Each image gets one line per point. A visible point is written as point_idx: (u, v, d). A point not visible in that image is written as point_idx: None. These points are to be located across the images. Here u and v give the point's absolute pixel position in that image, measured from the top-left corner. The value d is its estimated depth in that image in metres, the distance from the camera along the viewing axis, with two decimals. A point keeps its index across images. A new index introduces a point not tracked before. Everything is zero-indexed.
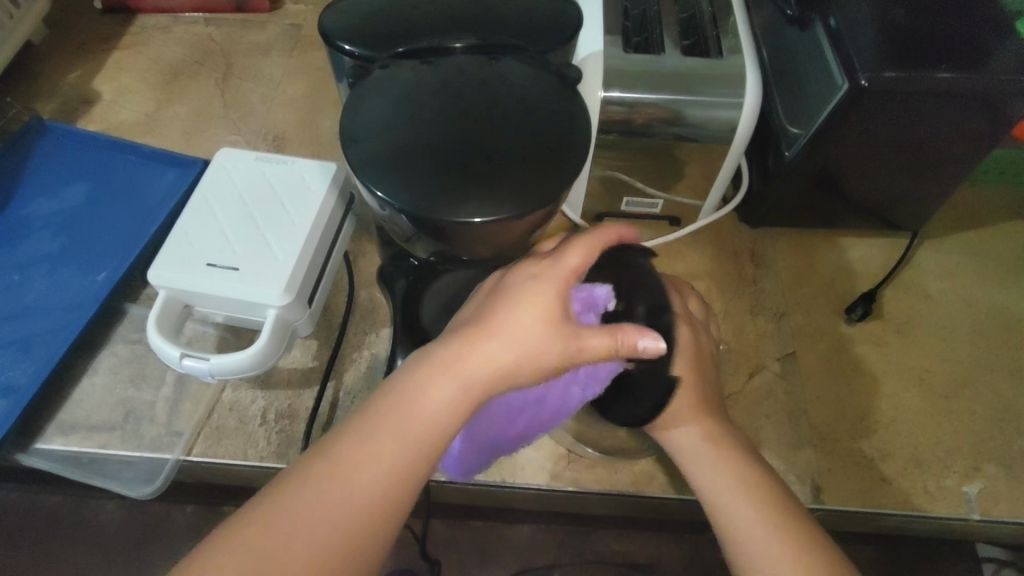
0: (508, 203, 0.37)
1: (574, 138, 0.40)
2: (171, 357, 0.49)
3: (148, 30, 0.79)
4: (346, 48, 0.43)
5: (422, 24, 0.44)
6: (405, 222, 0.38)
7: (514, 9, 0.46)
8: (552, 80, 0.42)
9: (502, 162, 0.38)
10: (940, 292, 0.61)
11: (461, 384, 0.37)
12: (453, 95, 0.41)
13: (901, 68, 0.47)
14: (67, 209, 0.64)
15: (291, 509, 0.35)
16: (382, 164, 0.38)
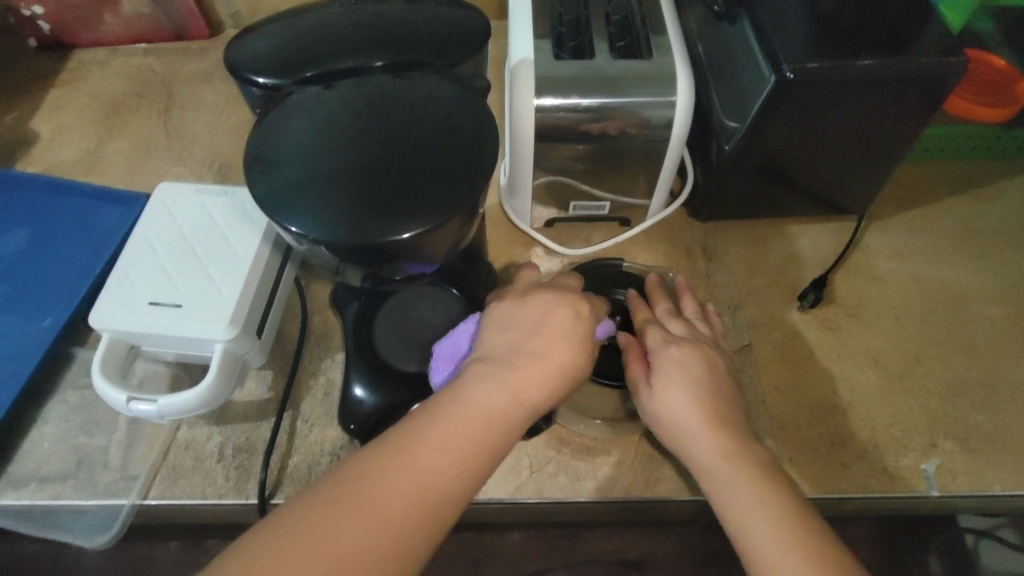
0: (432, 220, 0.36)
1: (497, 150, 0.40)
2: (118, 402, 0.48)
3: (85, 65, 0.78)
4: (257, 79, 0.43)
5: (338, 47, 0.44)
6: (324, 250, 0.38)
7: (435, 24, 0.46)
8: (475, 95, 0.42)
9: (426, 178, 0.38)
10: (889, 273, 0.62)
11: (539, 363, 0.42)
12: (375, 117, 0.40)
13: (825, 59, 0.48)
14: (9, 254, 0.63)
15: (428, 460, 0.37)
16: (298, 190, 0.37)
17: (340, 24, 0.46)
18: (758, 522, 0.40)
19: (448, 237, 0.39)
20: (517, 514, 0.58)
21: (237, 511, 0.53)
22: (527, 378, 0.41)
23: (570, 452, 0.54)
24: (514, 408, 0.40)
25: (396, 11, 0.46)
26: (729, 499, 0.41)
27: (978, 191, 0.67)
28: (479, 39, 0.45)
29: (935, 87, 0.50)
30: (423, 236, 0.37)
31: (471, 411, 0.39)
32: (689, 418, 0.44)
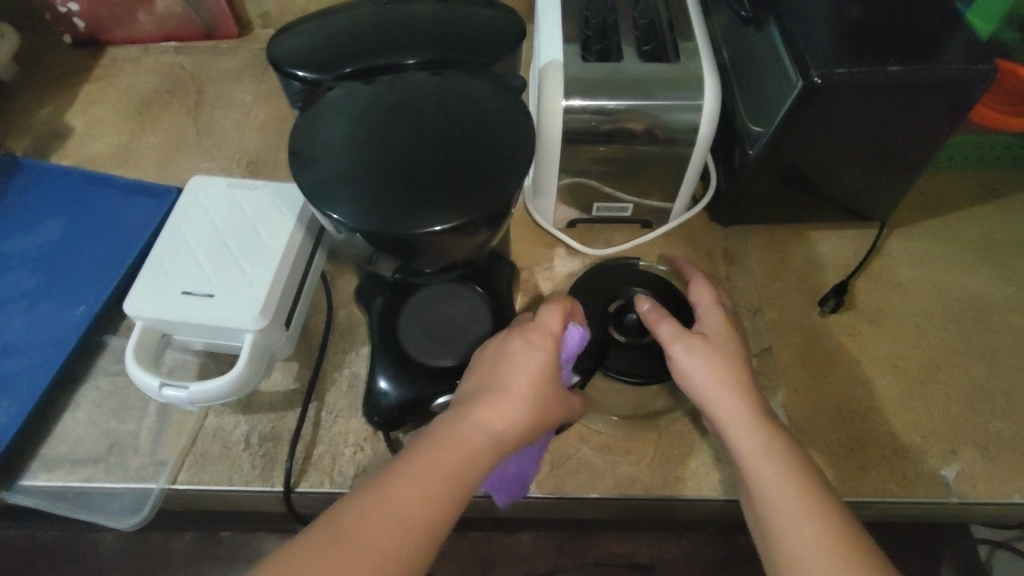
0: (465, 214, 0.37)
1: (530, 147, 0.41)
2: (151, 388, 0.50)
3: (119, 62, 0.79)
4: (297, 74, 0.44)
5: (376, 45, 0.45)
6: (360, 240, 0.39)
7: (469, 25, 0.47)
8: (508, 93, 0.43)
9: (461, 173, 0.39)
10: (910, 279, 0.62)
11: (513, 394, 0.43)
12: (411, 113, 0.41)
13: (853, 65, 0.48)
14: (45, 243, 0.65)
15: (409, 496, 0.39)
16: (337, 183, 0.38)
17: (378, 24, 0.47)
18: (779, 489, 0.42)
19: (480, 234, 0.40)
20: (535, 510, 0.58)
21: (262, 499, 0.54)
22: (508, 406, 0.43)
23: (590, 449, 0.55)
24: (489, 437, 0.42)
25: (431, 11, 0.48)
26: (761, 453, 0.43)
27: (1002, 201, 0.67)
28: (509, 40, 0.46)
29: (961, 95, 0.50)
30: (456, 229, 0.37)
31: (447, 452, 0.41)
32: (720, 386, 0.46)
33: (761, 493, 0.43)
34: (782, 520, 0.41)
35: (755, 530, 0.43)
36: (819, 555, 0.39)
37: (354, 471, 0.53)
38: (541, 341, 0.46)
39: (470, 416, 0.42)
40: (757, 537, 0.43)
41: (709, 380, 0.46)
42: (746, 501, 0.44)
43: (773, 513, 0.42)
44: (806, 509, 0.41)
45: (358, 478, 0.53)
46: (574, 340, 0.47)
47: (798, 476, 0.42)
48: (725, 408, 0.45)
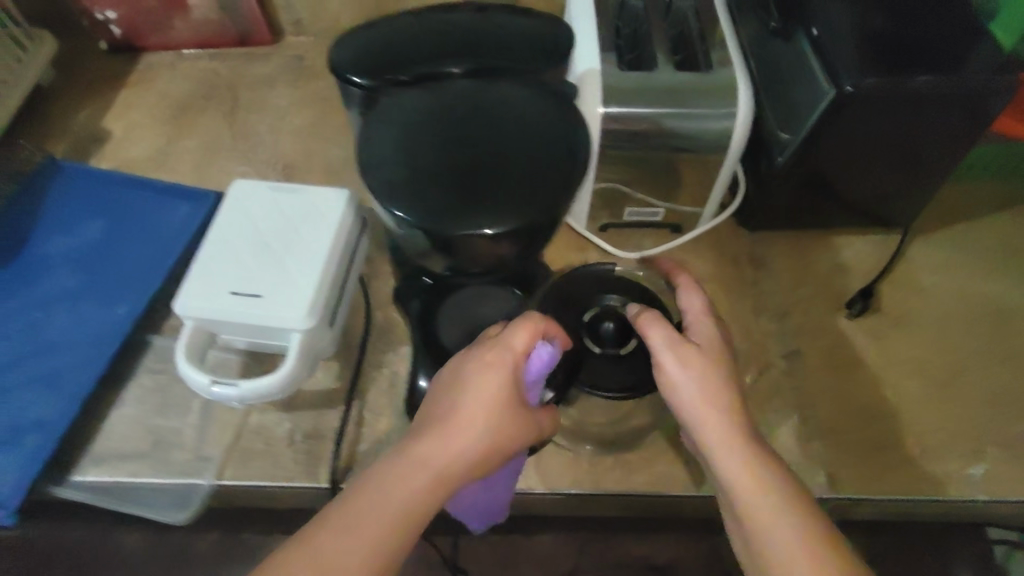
0: (523, 218, 0.39)
1: (582, 156, 0.43)
2: (201, 385, 0.51)
3: (154, 67, 0.81)
4: (355, 80, 0.46)
5: (429, 54, 0.47)
6: (421, 239, 0.40)
7: (516, 38, 0.49)
8: (559, 103, 0.45)
9: (517, 179, 0.41)
10: (933, 284, 0.64)
11: (462, 426, 0.43)
12: (465, 122, 0.43)
13: (883, 74, 0.50)
14: (86, 244, 0.66)
15: (346, 539, 0.39)
16: (401, 185, 0.40)
17: (429, 33, 0.48)
18: (767, 513, 0.42)
19: (529, 242, 0.41)
20: (568, 506, 0.60)
21: (305, 495, 0.55)
22: (456, 439, 0.43)
23: (624, 447, 0.56)
24: (433, 473, 0.42)
25: (481, 21, 0.49)
26: (747, 481, 0.43)
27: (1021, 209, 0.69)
28: (555, 51, 0.48)
29: (984, 105, 0.52)
30: (508, 234, 0.39)
31: (392, 493, 0.41)
32: (704, 405, 0.45)
33: (748, 517, 0.43)
34: (772, 545, 0.41)
35: (743, 552, 0.43)
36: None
37: None
38: (499, 366, 0.44)
39: (415, 452, 0.42)
40: (745, 560, 0.43)
41: (694, 399, 0.45)
42: (733, 523, 0.44)
43: (762, 537, 0.42)
44: (794, 535, 0.41)
45: None
46: (540, 360, 0.46)
47: (784, 500, 0.42)
48: (710, 429, 0.45)
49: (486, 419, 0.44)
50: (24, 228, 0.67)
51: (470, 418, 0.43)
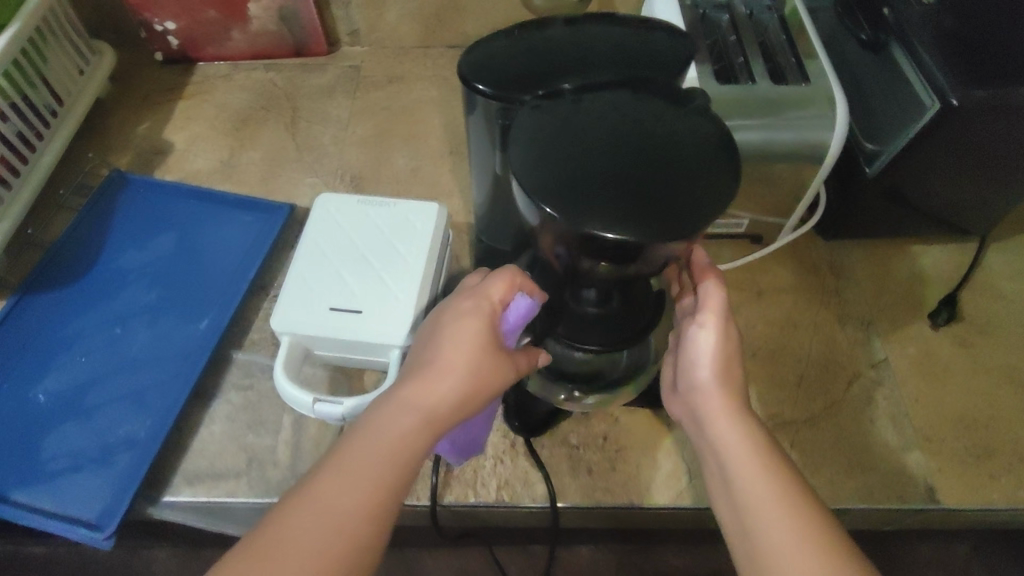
0: (653, 225, 0.34)
1: (729, 170, 0.37)
2: (304, 403, 0.50)
3: (210, 78, 0.80)
4: (480, 88, 0.45)
5: (558, 62, 0.45)
6: (554, 236, 0.37)
7: (643, 50, 0.46)
8: (711, 118, 0.40)
9: (661, 180, 0.36)
10: (1014, 292, 0.64)
11: (445, 372, 0.41)
12: (602, 122, 0.39)
13: (990, 86, 0.49)
14: (159, 259, 0.65)
15: (334, 492, 0.37)
16: (544, 176, 0.36)
17: (558, 44, 0.46)
18: (756, 473, 0.40)
19: (654, 258, 0.36)
20: (659, 520, 0.59)
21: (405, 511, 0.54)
22: (438, 386, 0.40)
23: None
24: (416, 420, 0.40)
25: (613, 32, 0.47)
26: (742, 450, 0.42)
27: None
28: (683, 61, 0.45)
29: None
30: (633, 244, 0.34)
31: (378, 441, 0.39)
32: (710, 370, 0.45)
33: (739, 476, 0.41)
34: (759, 505, 0.39)
35: (726, 513, 0.42)
36: (792, 540, 0.38)
37: (498, 483, 0.54)
38: (476, 314, 0.42)
39: (394, 399, 0.40)
40: (729, 522, 0.41)
41: (705, 362, 0.45)
42: (718, 484, 0.43)
43: (748, 497, 0.40)
44: (782, 497, 0.39)
45: (503, 490, 0.54)
46: (517, 312, 0.42)
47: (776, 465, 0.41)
48: (714, 391, 0.44)
49: (467, 366, 0.41)
50: (95, 242, 0.66)
51: (450, 365, 0.41)
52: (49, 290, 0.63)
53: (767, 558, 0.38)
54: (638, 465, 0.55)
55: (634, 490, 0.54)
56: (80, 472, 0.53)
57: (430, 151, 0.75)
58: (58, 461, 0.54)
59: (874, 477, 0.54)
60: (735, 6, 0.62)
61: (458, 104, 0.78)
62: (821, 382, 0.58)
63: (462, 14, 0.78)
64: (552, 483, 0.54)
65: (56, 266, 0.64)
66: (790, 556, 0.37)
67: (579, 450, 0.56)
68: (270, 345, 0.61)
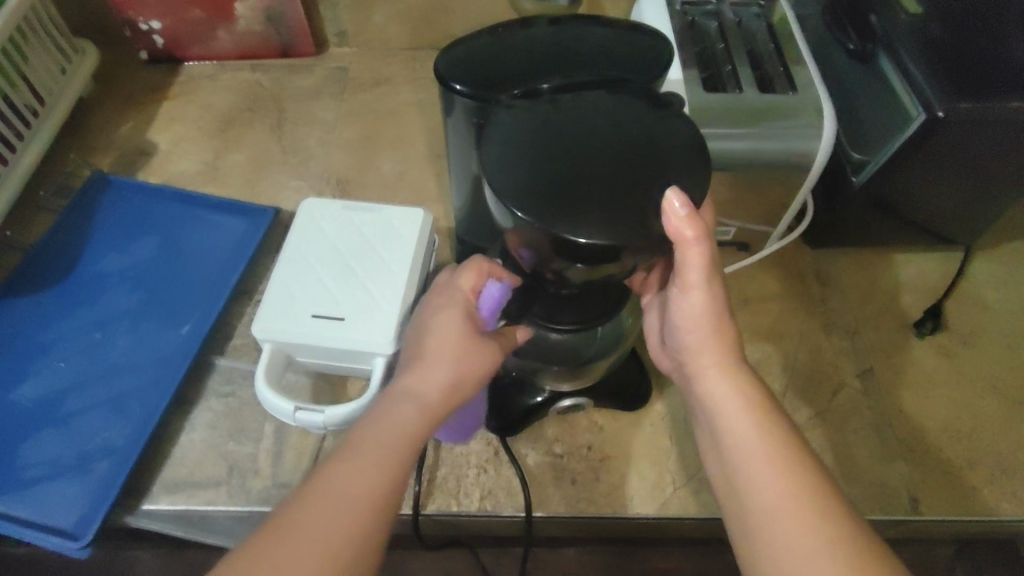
0: (623, 230, 0.34)
1: (700, 175, 0.37)
2: (284, 411, 0.50)
3: (195, 79, 0.79)
4: (459, 88, 0.44)
5: (537, 64, 0.44)
6: (527, 239, 0.36)
7: (624, 49, 0.45)
8: (685, 119, 0.39)
9: (631, 184, 0.36)
10: (998, 301, 0.65)
11: (436, 359, 0.42)
12: (579, 123, 0.38)
13: (976, 98, 0.49)
14: (140, 262, 0.64)
15: (347, 476, 0.37)
16: (518, 180, 0.35)
17: (537, 44, 0.45)
18: (746, 429, 0.40)
19: (625, 262, 0.36)
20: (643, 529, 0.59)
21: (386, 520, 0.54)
22: (433, 372, 0.42)
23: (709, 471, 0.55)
24: (416, 403, 0.41)
25: (594, 29, 0.46)
26: (735, 407, 0.41)
27: None
28: (662, 61, 0.45)
29: None
30: (602, 247, 0.34)
31: (383, 427, 0.39)
32: (703, 332, 0.44)
33: (728, 432, 0.41)
34: (750, 464, 0.39)
35: (718, 474, 0.42)
36: (784, 497, 0.38)
37: (480, 493, 0.54)
38: (455, 306, 0.44)
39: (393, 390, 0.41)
40: (718, 480, 0.41)
41: (690, 317, 0.44)
42: (709, 442, 0.43)
43: (741, 456, 0.40)
44: (770, 451, 0.39)
45: (486, 499, 0.54)
46: (490, 299, 0.43)
47: (766, 421, 0.41)
48: (702, 348, 0.44)
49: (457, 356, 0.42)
50: (75, 245, 0.65)
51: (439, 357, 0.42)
52: (29, 293, 0.62)
53: (759, 515, 0.38)
54: (621, 475, 0.55)
55: (618, 499, 0.54)
56: (57, 480, 0.53)
57: (417, 155, 0.74)
58: (34, 469, 0.53)
59: (859, 489, 0.54)
60: (724, 13, 0.62)
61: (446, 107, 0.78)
62: (805, 391, 0.58)
63: (450, 17, 0.78)
64: (535, 493, 0.54)
65: (35, 268, 0.63)
66: (777, 509, 0.37)
67: (563, 460, 0.55)
68: (252, 351, 0.60)
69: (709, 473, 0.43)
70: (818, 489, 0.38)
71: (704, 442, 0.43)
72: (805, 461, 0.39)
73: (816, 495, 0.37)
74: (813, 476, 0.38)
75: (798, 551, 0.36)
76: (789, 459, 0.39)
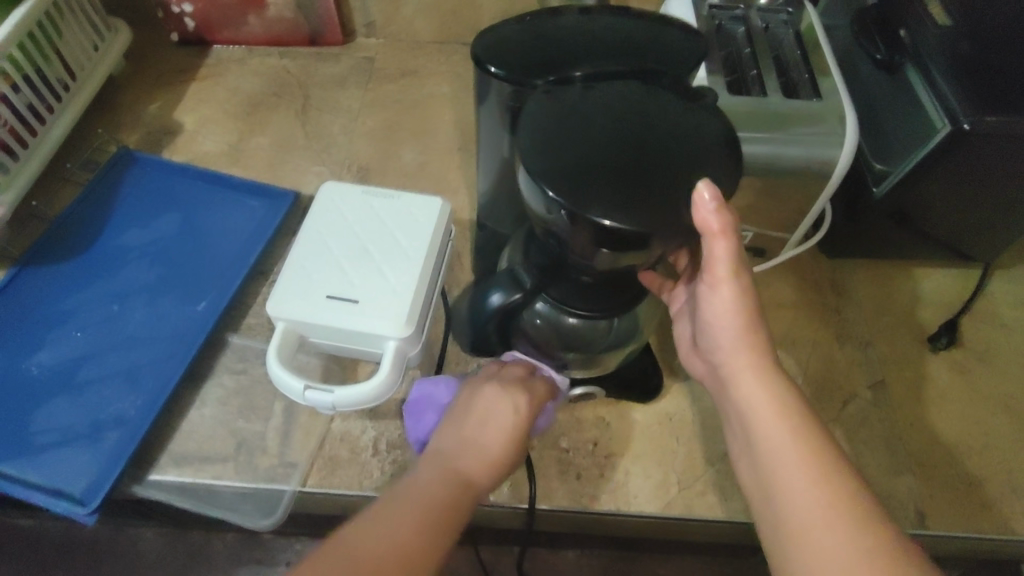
0: (648, 216, 0.34)
1: (726, 169, 0.37)
2: (294, 390, 0.50)
3: (223, 62, 0.80)
4: (493, 71, 0.44)
5: (568, 51, 0.44)
6: (553, 221, 0.37)
7: (656, 42, 0.45)
8: (715, 114, 0.40)
9: (656, 172, 0.36)
10: (1016, 320, 0.64)
11: (490, 423, 0.46)
12: (610, 110, 0.38)
13: (1002, 112, 0.48)
14: (160, 238, 0.65)
15: (402, 515, 0.38)
16: (548, 162, 0.36)
17: (571, 31, 0.46)
18: (779, 433, 0.40)
19: (652, 250, 0.36)
20: (645, 529, 0.59)
21: None
22: (488, 439, 0.45)
23: (714, 473, 0.55)
24: (475, 463, 0.44)
25: (625, 22, 0.46)
26: (767, 409, 0.41)
27: None
28: (692, 57, 0.45)
29: None
30: (627, 232, 0.34)
31: (441, 480, 0.42)
32: (735, 333, 0.44)
33: (761, 437, 0.41)
34: (783, 467, 0.39)
35: (749, 477, 0.42)
36: (818, 502, 0.37)
37: None
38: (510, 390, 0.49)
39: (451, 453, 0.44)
40: (751, 485, 0.41)
41: (721, 315, 0.44)
42: (741, 446, 0.43)
43: (774, 460, 0.40)
44: (804, 457, 0.39)
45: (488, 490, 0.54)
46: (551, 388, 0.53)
47: (799, 424, 0.40)
48: (736, 347, 0.44)
49: (506, 430, 0.46)
50: (97, 219, 0.66)
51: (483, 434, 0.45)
52: (50, 263, 0.63)
53: (792, 519, 0.38)
54: (626, 472, 0.55)
55: (621, 496, 0.54)
56: (69, 447, 0.53)
57: (438, 147, 0.75)
58: (47, 434, 0.54)
59: None
60: (753, 19, 0.62)
61: (469, 101, 0.78)
62: (816, 400, 0.58)
63: (478, 10, 0.78)
64: (539, 487, 0.54)
65: (57, 239, 0.64)
66: (810, 515, 0.37)
67: (568, 455, 0.55)
68: (266, 331, 0.61)
69: (741, 478, 0.43)
70: (851, 496, 0.37)
71: (735, 443, 0.44)
72: (839, 467, 0.39)
73: (852, 500, 0.37)
74: (848, 482, 0.38)
75: (833, 557, 0.36)
76: (821, 464, 0.39)
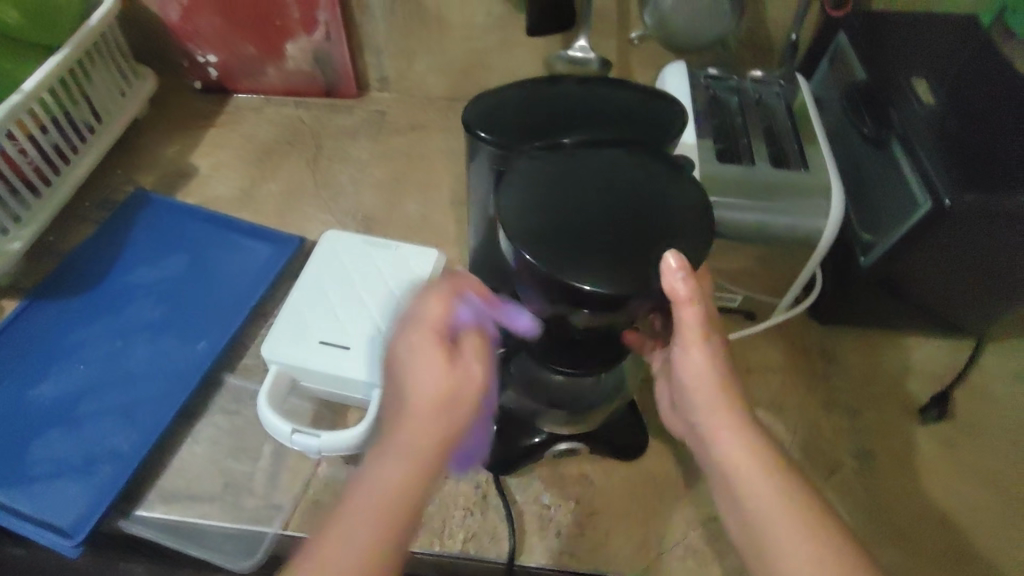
0: (622, 281, 0.35)
1: (700, 238, 0.39)
2: (282, 433, 0.51)
3: (242, 110, 0.84)
4: (482, 135, 0.46)
5: (556, 119, 0.47)
6: (532, 281, 0.38)
7: (641, 113, 0.48)
8: (691, 184, 0.41)
9: (632, 239, 0.37)
10: (1006, 394, 0.64)
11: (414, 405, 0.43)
12: (591, 177, 0.40)
13: (981, 192, 0.50)
14: (168, 277, 0.67)
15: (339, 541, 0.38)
16: (528, 226, 0.37)
17: (561, 101, 0.48)
18: (767, 493, 0.41)
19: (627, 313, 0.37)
20: None
21: None
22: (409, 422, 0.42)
23: (695, 537, 0.55)
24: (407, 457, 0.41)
25: (613, 93, 0.49)
26: (752, 469, 0.42)
27: None
28: (676, 129, 0.47)
29: None
30: (602, 296, 0.35)
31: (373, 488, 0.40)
32: (710, 393, 0.44)
33: (749, 498, 0.41)
34: (776, 529, 0.40)
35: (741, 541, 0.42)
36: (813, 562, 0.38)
37: (465, 535, 0.54)
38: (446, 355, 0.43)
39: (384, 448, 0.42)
40: (746, 549, 0.41)
41: (696, 376, 0.44)
42: (731, 509, 0.43)
43: (765, 523, 0.40)
44: (796, 517, 0.40)
45: (468, 542, 0.54)
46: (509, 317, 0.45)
47: (785, 483, 0.41)
48: (713, 407, 0.44)
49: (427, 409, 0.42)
50: (109, 256, 0.69)
51: (421, 385, 0.43)
52: (60, 297, 0.65)
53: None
54: (607, 532, 0.55)
55: (601, 555, 0.54)
56: (61, 478, 0.54)
57: (441, 200, 0.77)
58: (42, 465, 0.55)
59: None
60: (746, 91, 0.65)
61: None
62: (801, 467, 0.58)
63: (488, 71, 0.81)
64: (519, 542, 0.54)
65: (69, 275, 0.67)
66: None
67: (550, 511, 0.56)
68: (262, 372, 0.63)
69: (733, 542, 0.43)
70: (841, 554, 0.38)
71: (724, 506, 0.43)
72: (829, 525, 0.39)
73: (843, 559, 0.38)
74: (838, 540, 0.39)
75: None
76: (810, 524, 0.39)
